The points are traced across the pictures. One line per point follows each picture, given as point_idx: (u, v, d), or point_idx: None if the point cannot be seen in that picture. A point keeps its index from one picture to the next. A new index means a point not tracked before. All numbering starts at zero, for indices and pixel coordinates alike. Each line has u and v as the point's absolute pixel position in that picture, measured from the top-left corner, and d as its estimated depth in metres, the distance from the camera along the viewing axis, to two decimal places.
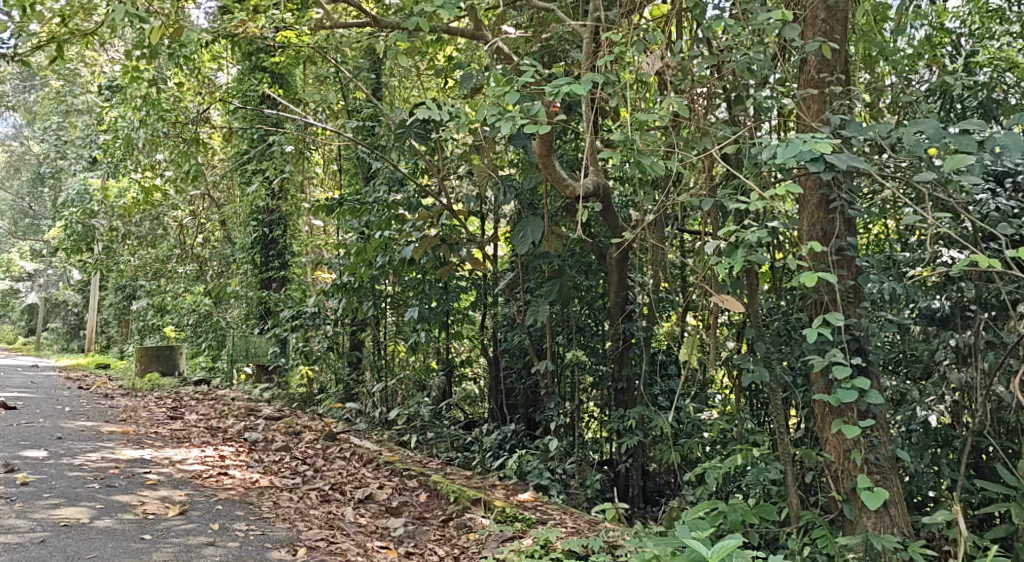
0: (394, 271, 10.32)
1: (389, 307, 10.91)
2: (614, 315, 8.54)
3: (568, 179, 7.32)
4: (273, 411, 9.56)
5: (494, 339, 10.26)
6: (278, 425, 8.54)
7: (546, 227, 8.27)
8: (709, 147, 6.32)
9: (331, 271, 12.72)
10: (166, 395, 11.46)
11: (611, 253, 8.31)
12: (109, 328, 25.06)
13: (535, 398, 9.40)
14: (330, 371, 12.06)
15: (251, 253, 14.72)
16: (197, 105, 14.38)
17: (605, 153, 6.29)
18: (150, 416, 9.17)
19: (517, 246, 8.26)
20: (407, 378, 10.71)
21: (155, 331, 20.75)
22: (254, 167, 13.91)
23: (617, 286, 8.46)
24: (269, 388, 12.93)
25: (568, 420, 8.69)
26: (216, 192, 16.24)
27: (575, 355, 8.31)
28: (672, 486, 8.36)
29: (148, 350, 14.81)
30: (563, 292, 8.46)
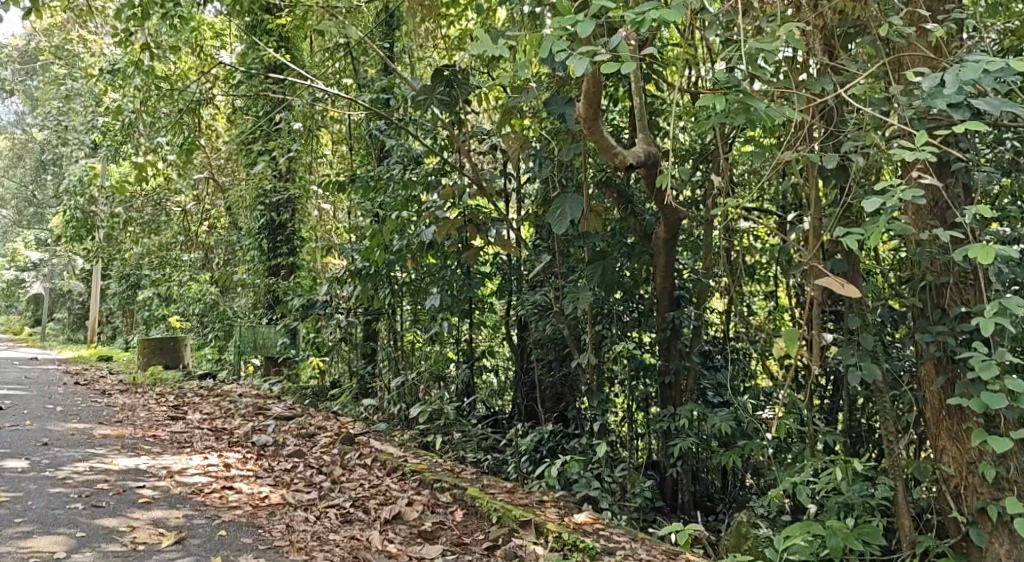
0: (412, 256, 9.38)
1: (408, 296, 10.04)
2: (661, 302, 7.69)
3: (616, 148, 6.42)
4: (284, 410, 8.75)
5: (521, 329, 9.44)
6: (290, 427, 7.71)
7: (585, 203, 7.42)
8: (831, 88, 5.65)
9: (343, 256, 11.89)
10: (168, 391, 10.65)
11: (659, 232, 7.50)
12: (114, 318, 24.27)
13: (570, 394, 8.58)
14: (343, 364, 11.24)
15: (258, 239, 13.92)
16: (200, 83, 13.56)
17: (707, 98, 5.29)
18: (149, 416, 8.35)
19: (553, 224, 7.42)
20: (427, 372, 9.89)
21: (159, 320, 19.95)
22: (261, 147, 13.09)
23: (664, 271, 7.61)
24: (279, 383, 12.13)
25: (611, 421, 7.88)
26: (220, 176, 15.42)
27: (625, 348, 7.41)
28: (725, 492, 7.59)
29: (151, 341, 14.01)
30: (607, 276, 7.56)
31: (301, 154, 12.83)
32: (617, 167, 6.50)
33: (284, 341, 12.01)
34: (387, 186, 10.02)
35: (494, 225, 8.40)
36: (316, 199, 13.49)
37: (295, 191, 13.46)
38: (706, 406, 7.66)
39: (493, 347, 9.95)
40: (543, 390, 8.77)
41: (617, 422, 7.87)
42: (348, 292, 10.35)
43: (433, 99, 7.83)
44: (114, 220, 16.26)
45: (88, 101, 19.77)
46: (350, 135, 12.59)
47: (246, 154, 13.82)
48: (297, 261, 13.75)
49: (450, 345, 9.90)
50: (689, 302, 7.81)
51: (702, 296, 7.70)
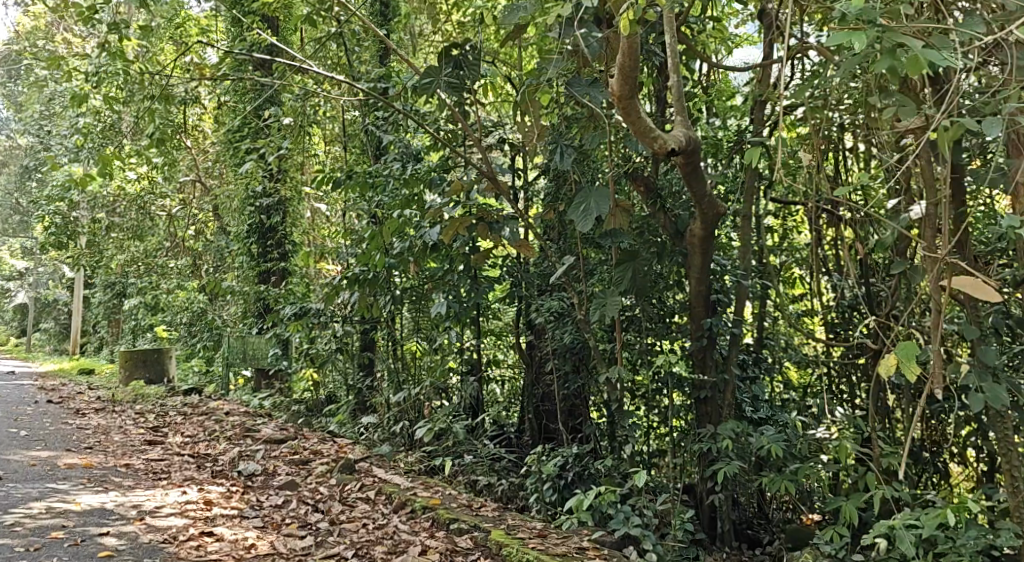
0: (415, 260, 8.56)
1: (409, 304, 9.22)
2: (695, 307, 6.84)
3: (655, 131, 5.57)
4: (274, 432, 7.94)
5: (533, 337, 8.64)
6: (281, 451, 6.90)
7: (613, 199, 6.57)
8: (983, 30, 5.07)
9: (340, 261, 11.05)
10: (149, 409, 9.78)
11: (694, 230, 6.62)
12: (100, 329, 23.29)
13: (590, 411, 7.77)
14: (339, 377, 10.39)
15: (247, 243, 13.03)
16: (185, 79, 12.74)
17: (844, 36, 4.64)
18: (125, 440, 7.51)
19: (576, 221, 6.53)
20: (430, 386, 9.07)
21: (143, 330, 18.97)
22: (248, 145, 12.29)
23: (699, 273, 6.75)
24: (269, 398, 11.27)
25: (641, 443, 7.08)
26: (207, 177, 14.58)
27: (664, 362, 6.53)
28: (766, 518, 6.75)
29: (134, 354, 13.14)
30: (638, 280, 6.72)
31: (292, 152, 12.02)
32: (656, 153, 5.64)
33: (276, 352, 11.16)
34: (386, 183, 9.23)
35: (507, 223, 7.44)
36: (309, 201, 12.67)
37: (287, 189, 12.61)
38: (747, 422, 6.84)
39: (501, 357, 9.15)
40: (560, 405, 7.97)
41: (645, 442, 7.04)
42: (345, 299, 9.53)
43: (440, 82, 6.86)
44: (96, 226, 15.38)
45: (68, 101, 18.86)
46: (344, 131, 11.81)
47: (233, 154, 13.00)
48: (289, 265, 12.87)
49: (453, 355, 9.06)
50: (725, 308, 7.00)
51: (741, 298, 6.93)
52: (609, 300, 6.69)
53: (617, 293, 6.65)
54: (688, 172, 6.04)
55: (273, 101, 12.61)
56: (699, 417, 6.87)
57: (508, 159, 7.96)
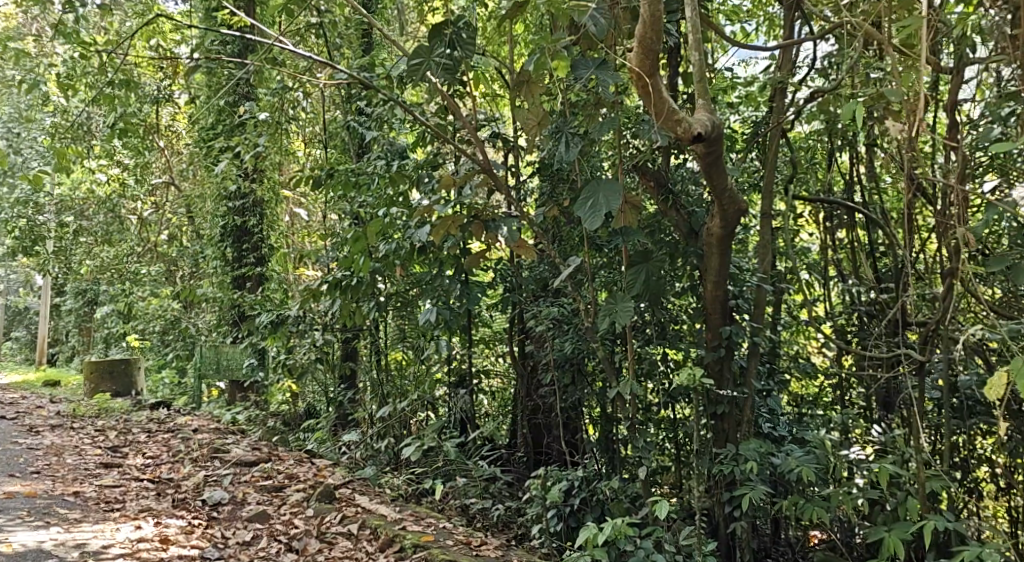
0: (402, 262, 7.92)
1: (394, 311, 8.53)
2: (711, 314, 6.15)
3: (679, 113, 4.99)
4: (246, 452, 7.25)
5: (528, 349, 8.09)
6: (252, 476, 6.27)
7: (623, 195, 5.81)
8: None
9: (320, 266, 10.34)
10: (112, 426, 9.04)
11: (712, 228, 5.91)
12: (68, 340, 22.38)
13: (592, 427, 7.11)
14: (319, 389, 9.67)
15: (221, 247, 12.27)
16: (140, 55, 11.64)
17: None
18: (79, 461, 6.83)
19: (584, 219, 5.78)
20: (419, 399, 8.45)
21: (114, 339, 18.08)
22: (223, 143, 11.56)
23: (717, 276, 6.03)
24: (243, 411, 10.51)
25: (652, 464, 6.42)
26: (180, 179, 13.82)
27: (684, 375, 5.83)
28: (789, 546, 6.11)
29: (99, 365, 12.35)
30: (652, 282, 6.03)
31: (269, 151, 11.29)
32: (678, 139, 5.03)
33: (252, 362, 10.42)
34: (371, 181, 8.53)
35: (504, 222, 6.72)
36: (286, 202, 11.95)
37: (264, 191, 11.87)
38: (767, 440, 6.19)
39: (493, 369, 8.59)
40: (559, 420, 7.31)
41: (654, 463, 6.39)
42: (325, 305, 8.84)
43: (431, 64, 6.21)
44: (64, 230, 14.59)
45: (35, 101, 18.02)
46: (326, 129, 11.09)
47: (207, 154, 12.26)
48: (266, 271, 12.12)
49: (439, 366, 8.50)
50: (744, 314, 6.32)
51: (760, 304, 6.26)
52: (620, 308, 5.92)
53: (628, 298, 5.94)
54: (708, 163, 5.37)
55: (250, 98, 11.88)
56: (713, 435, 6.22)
57: (501, 154, 7.29)
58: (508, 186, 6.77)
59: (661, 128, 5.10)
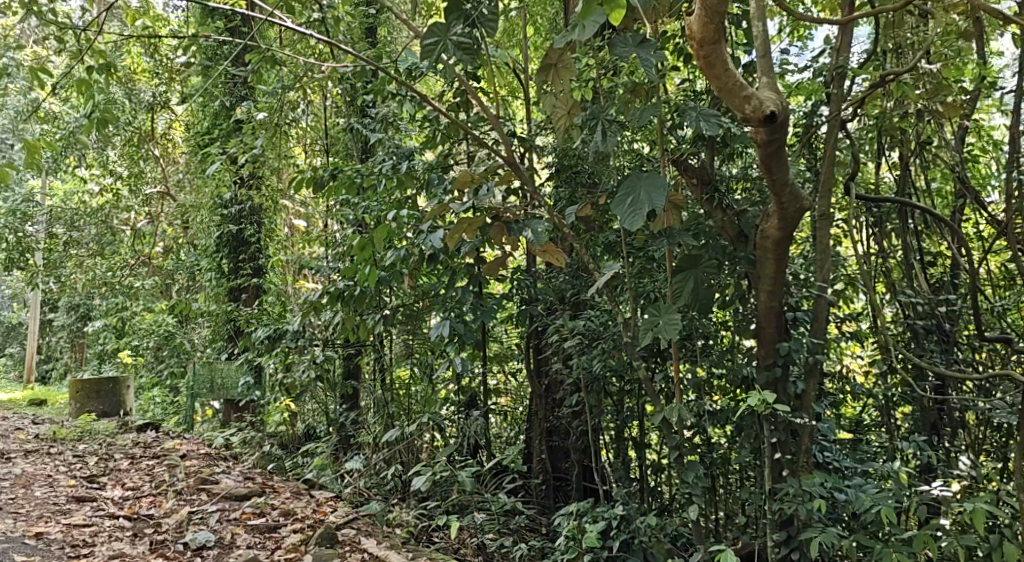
0: (410, 272, 7.35)
1: (401, 326, 7.80)
2: (766, 329, 5.39)
3: (747, 89, 4.45)
4: (236, 483, 6.56)
5: (542, 364, 7.68)
6: (241, 513, 5.64)
7: (669, 190, 5.03)
8: None
9: (320, 277, 9.62)
10: (93, 453, 8.31)
11: (769, 233, 5.14)
12: (59, 357, 21.57)
13: (625, 456, 6.40)
14: (318, 409, 8.95)
15: (215, 258, 11.53)
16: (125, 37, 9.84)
17: None
18: (49, 494, 6.19)
19: (621, 218, 5.00)
20: (427, 422, 7.62)
21: (105, 356, 17.31)
22: (218, 147, 10.88)
23: (774, 286, 5.28)
24: (237, 433, 9.77)
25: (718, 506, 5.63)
26: (175, 190, 13.13)
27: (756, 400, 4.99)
28: None
29: (85, 383, 11.61)
30: (701, 292, 5.22)
31: (268, 156, 10.61)
32: (746, 118, 4.50)
33: (247, 380, 9.68)
34: (377, 183, 7.83)
35: (528, 223, 5.94)
36: (284, 210, 11.26)
37: (262, 199, 11.15)
38: (827, 471, 5.47)
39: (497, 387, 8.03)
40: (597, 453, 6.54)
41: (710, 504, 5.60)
42: (326, 319, 8.13)
43: (447, 44, 5.50)
44: (52, 241, 13.89)
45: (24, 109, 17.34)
46: (329, 133, 10.44)
47: (201, 161, 11.57)
48: (264, 282, 11.39)
49: (449, 384, 7.85)
50: (803, 329, 5.55)
51: (820, 317, 5.51)
52: (665, 319, 5.14)
53: (673, 309, 5.13)
54: (769, 152, 4.64)
55: (247, 99, 11.20)
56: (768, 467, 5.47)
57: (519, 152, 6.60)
58: (531, 182, 6.05)
59: (726, 107, 4.53)
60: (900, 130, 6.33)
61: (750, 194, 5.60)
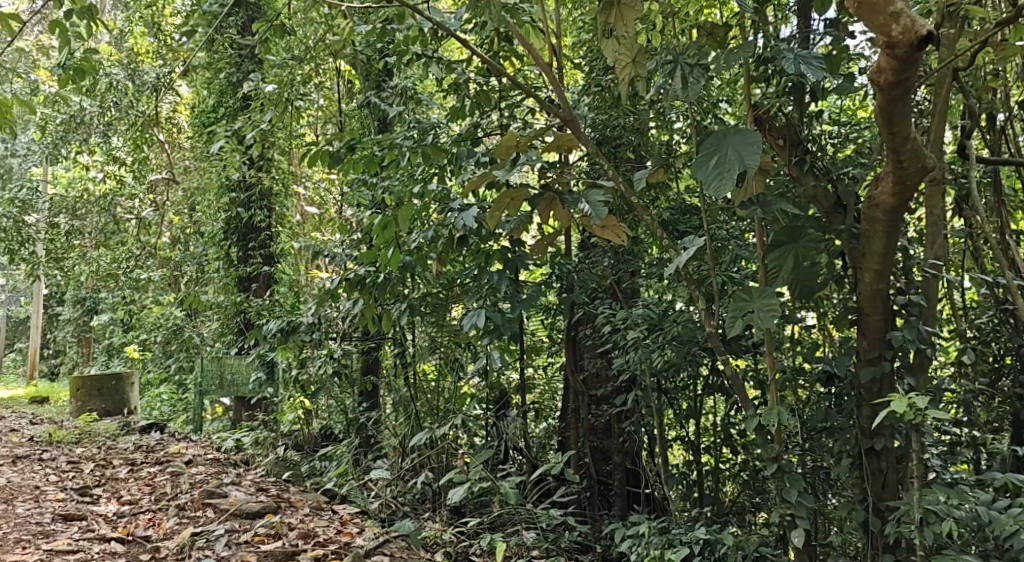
0: (437, 254, 6.56)
1: (428, 317, 7.02)
2: (872, 316, 4.56)
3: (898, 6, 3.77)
4: (247, 495, 5.81)
5: (586, 354, 7.08)
6: (255, 537, 4.91)
7: (763, 150, 4.12)
8: None
9: (336, 263, 8.82)
10: (90, 460, 7.51)
11: (881, 199, 4.33)
12: (62, 354, 20.74)
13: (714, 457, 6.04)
14: (335, 408, 8.17)
15: (223, 245, 10.70)
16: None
17: None
18: (33, 511, 5.45)
19: (705, 183, 4.09)
20: (461, 424, 6.86)
21: (109, 351, 16.51)
22: (225, 124, 10.04)
23: (882, 263, 4.45)
24: (248, 434, 8.99)
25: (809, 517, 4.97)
26: (180, 176, 11.81)
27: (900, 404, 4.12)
28: None
29: (85, 380, 10.81)
30: (801, 271, 4.28)
31: (278, 134, 9.79)
32: (892, 38, 3.77)
33: (259, 376, 8.88)
34: (400, 157, 6.95)
35: (587, 193, 5.02)
36: (295, 193, 10.47)
37: (272, 181, 10.33)
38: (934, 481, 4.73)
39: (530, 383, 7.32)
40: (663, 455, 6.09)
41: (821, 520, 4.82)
42: (345, 309, 7.35)
43: None
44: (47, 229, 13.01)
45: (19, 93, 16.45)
46: (344, 111, 9.64)
47: (206, 141, 10.73)
48: (276, 271, 10.57)
49: (482, 381, 7.10)
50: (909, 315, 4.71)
51: (933, 301, 4.65)
52: (758, 305, 4.21)
53: (769, 292, 4.21)
54: (895, 95, 3.92)
55: (254, 73, 10.40)
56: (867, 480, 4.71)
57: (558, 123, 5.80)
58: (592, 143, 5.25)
59: (863, 20, 3.81)
60: (998, 86, 5.55)
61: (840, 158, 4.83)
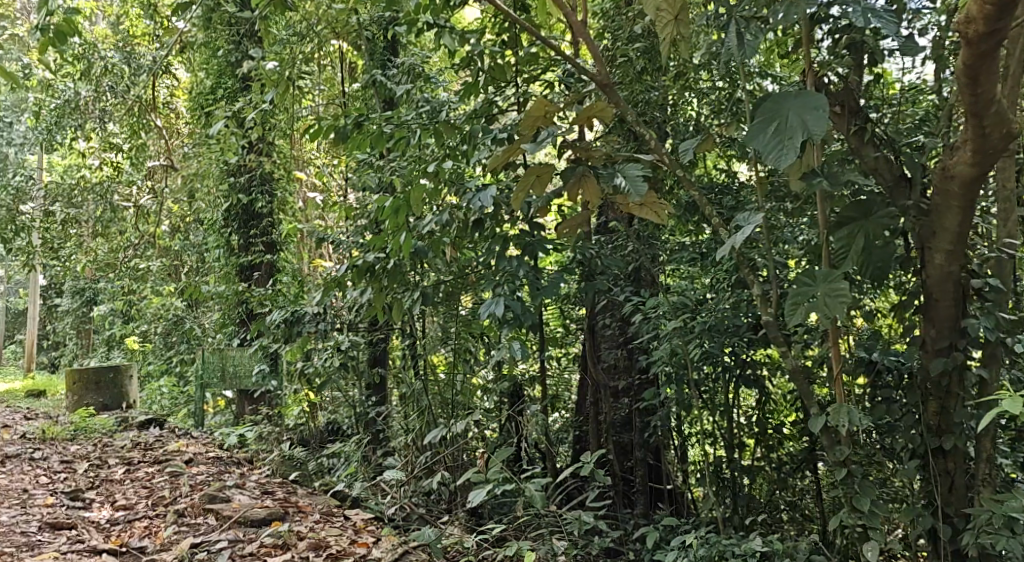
0: (453, 239, 6.12)
1: (443, 306, 6.58)
2: (944, 302, 4.16)
3: None
4: (250, 499, 5.41)
5: (613, 340, 6.73)
6: (260, 549, 4.51)
7: (831, 115, 3.64)
8: None
9: (341, 250, 8.36)
10: (83, 458, 7.09)
11: (959, 169, 3.95)
12: (62, 346, 20.32)
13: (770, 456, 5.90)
14: (342, 401, 7.74)
15: (224, 233, 10.23)
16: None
17: None
18: (20, 518, 5.05)
19: (764, 155, 3.63)
20: (479, 421, 6.45)
21: (108, 342, 16.07)
22: (223, 106, 9.55)
23: (956, 242, 4.08)
24: (251, 430, 8.56)
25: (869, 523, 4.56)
26: (180, 164, 11.14)
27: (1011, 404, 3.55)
28: None
29: (81, 373, 10.36)
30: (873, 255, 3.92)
31: (279, 115, 9.31)
32: None
33: (261, 368, 8.42)
34: (410, 136, 6.48)
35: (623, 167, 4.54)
36: (296, 178, 10.00)
37: (273, 165, 9.86)
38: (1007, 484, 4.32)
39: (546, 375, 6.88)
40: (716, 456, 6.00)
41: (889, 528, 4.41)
42: (352, 298, 6.91)
43: None
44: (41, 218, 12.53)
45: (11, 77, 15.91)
46: (347, 91, 9.15)
47: (204, 124, 10.24)
48: (280, 259, 10.11)
49: (501, 374, 6.67)
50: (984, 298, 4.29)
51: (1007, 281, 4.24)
52: (823, 290, 3.75)
53: (836, 276, 3.73)
54: (986, 48, 3.63)
55: (253, 52, 9.90)
56: (933, 482, 4.31)
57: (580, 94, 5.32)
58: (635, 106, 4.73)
59: None
60: None
61: (898, 129, 4.40)
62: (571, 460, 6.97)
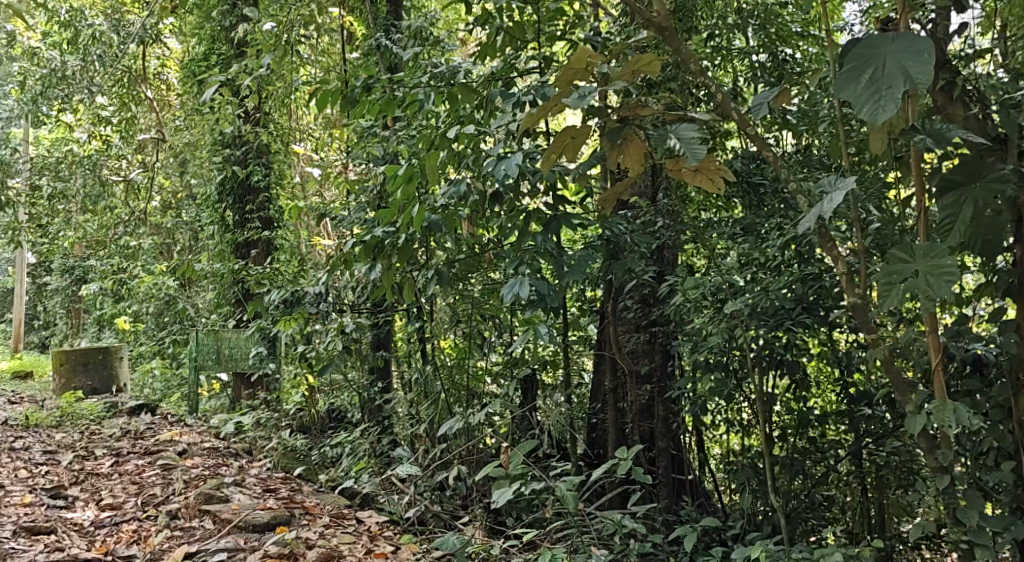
0: (471, 213, 5.54)
1: (458, 286, 6.03)
2: None
3: None
4: (249, 498, 4.92)
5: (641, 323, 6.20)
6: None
7: (933, 62, 3.15)
8: None
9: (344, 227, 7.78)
10: (68, 449, 6.56)
11: None
12: (52, 325, 19.72)
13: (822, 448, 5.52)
14: (345, 387, 7.20)
15: (218, 208, 9.54)
16: None
17: None
18: None
19: (854, 104, 3.12)
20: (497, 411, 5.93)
21: (97, 322, 15.48)
22: (216, 72, 8.91)
23: None
24: (248, 416, 8.03)
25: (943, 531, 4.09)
26: (171, 136, 10.51)
27: None
28: None
29: (68, 354, 9.81)
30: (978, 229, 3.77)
31: (277, 83, 8.67)
32: None
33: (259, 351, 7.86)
34: (422, 101, 5.90)
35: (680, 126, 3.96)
36: (293, 150, 9.39)
37: (269, 137, 9.24)
38: None
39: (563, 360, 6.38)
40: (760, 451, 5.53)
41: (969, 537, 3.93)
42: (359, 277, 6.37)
43: None
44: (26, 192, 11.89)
45: None
46: (349, 57, 8.53)
47: (197, 93, 9.61)
48: (276, 237, 9.42)
49: (520, 360, 6.14)
50: None
51: None
52: (923, 267, 3.53)
53: (939, 252, 3.49)
54: None
55: (248, 15, 9.25)
56: None
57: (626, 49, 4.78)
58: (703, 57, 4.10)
59: None
60: None
61: (982, 89, 3.92)
62: (593, 450, 6.48)
